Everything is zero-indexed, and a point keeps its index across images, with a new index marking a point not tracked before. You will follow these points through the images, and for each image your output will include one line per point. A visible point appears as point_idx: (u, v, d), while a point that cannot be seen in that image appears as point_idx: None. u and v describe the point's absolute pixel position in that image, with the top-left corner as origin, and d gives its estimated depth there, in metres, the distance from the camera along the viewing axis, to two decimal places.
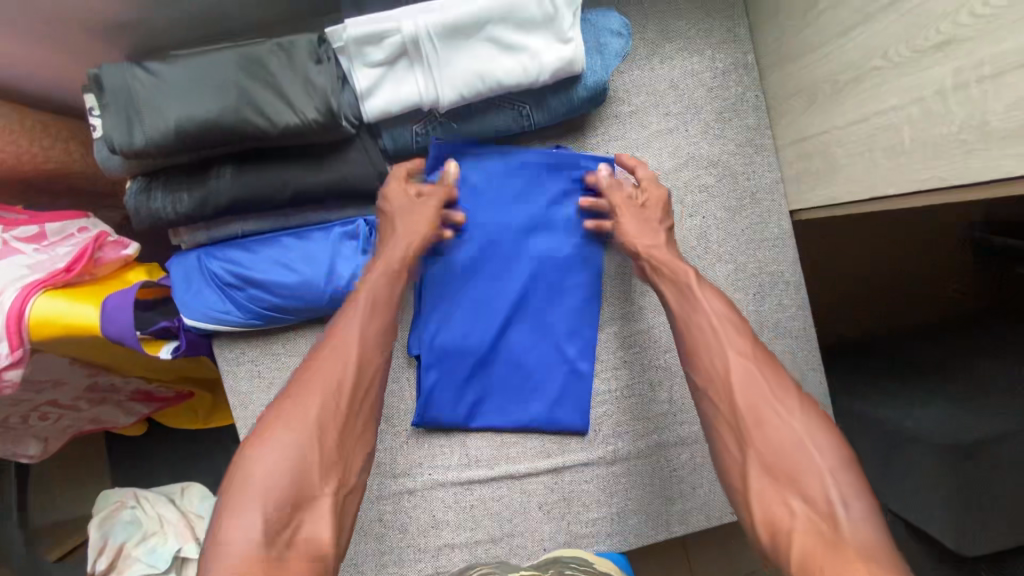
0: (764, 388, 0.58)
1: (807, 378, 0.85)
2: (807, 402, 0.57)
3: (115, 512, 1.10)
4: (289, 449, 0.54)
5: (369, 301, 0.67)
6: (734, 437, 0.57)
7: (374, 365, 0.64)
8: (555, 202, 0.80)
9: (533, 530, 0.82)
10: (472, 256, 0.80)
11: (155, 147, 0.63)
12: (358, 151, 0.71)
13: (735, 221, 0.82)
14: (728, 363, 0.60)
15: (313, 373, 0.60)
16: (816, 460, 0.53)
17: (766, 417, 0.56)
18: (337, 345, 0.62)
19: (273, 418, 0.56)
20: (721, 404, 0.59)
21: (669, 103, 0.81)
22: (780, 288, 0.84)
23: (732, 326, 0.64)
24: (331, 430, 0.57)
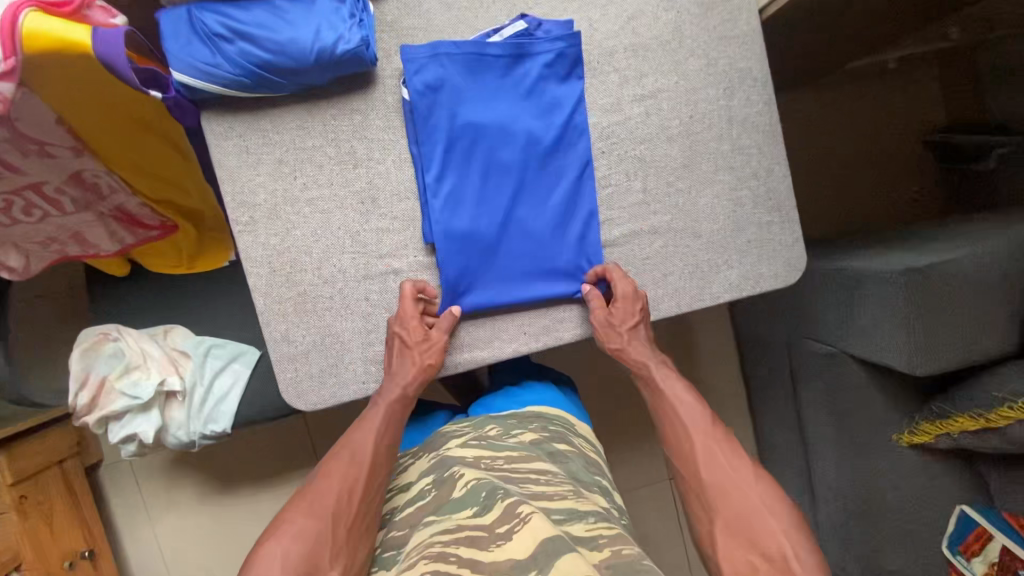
0: (721, 466, 0.72)
1: (773, 171, 0.90)
2: (762, 476, 0.71)
3: (98, 344, 1.10)
4: (309, 535, 0.67)
5: (384, 420, 0.81)
6: (700, 506, 0.70)
7: (382, 470, 0.77)
8: (533, 85, 0.86)
9: (513, 316, 0.88)
10: (469, 129, 0.85)
11: None
12: None
13: (707, 17, 0.87)
14: (694, 448, 0.75)
15: (328, 482, 0.73)
16: (766, 520, 0.65)
17: (726, 491, 0.69)
18: (353, 454, 0.77)
19: (300, 509, 0.71)
20: (693, 483, 0.73)
21: None
22: (749, 84, 0.88)
23: (696, 414, 0.79)
24: (340, 522, 0.69)
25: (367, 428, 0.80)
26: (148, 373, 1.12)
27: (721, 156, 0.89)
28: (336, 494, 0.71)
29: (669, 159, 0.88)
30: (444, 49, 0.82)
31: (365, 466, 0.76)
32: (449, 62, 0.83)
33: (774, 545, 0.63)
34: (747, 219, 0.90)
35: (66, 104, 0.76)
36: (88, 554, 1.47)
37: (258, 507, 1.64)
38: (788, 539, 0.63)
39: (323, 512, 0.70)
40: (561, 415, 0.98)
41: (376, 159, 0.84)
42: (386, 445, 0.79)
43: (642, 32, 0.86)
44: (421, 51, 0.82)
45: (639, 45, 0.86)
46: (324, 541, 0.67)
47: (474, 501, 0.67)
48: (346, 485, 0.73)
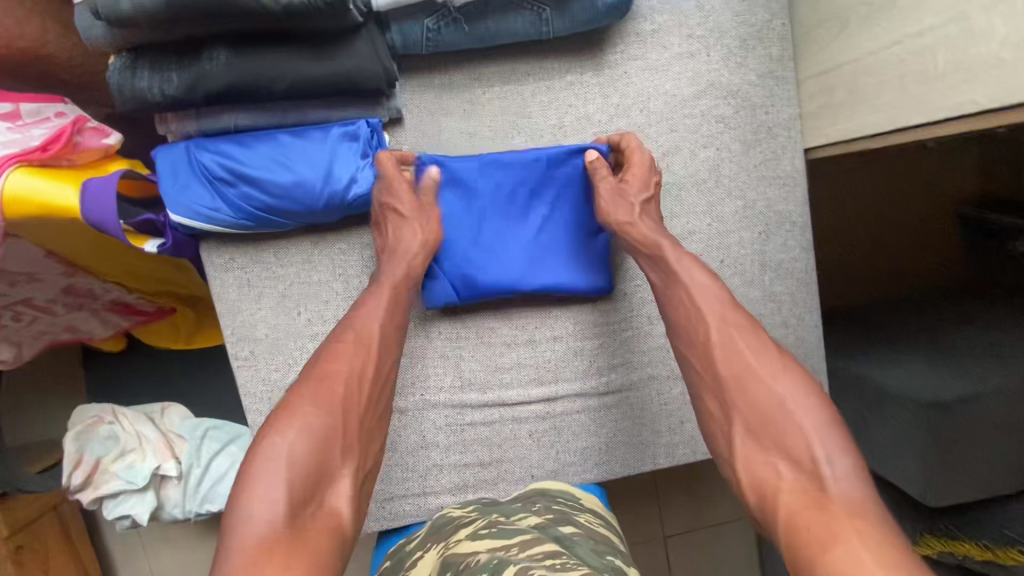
0: (744, 356, 0.65)
1: (804, 320, 0.84)
2: (792, 366, 0.65)
3: (93, 426, 1.09)
4: (317, 423, 0.61)
5: (393, 287, 0.73)
6: (718, 401, 0.65)
7: (393, 351, 0.71)
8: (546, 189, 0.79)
9: (522, 458, 0.84)
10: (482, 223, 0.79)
11: (145, 15, 0.58)
12: (363, 43, 0.66)
13: (748, 156, 0.80)
14: (708, 330, 0.68)
15: (338, 364, 0.66)
16: (801, 423, 0.60)
17: (746, 384, 0.63)
18: (360, 335, 0.69)
19: (303, 388, 0.64)
20: (708, 374, 0.67)
21: (693, 24, 0.77)
22: (786, 229, 0.82)
23: (709, 293, 0.70)
24: (354, 405, 0.65)
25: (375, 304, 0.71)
26: (144, 456, 1.10)
27: (751, 303, 0.83)
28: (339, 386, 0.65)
29: None
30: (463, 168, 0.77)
31: (376, 354, 0.69)
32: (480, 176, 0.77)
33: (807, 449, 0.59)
34: None
35: (59, 243, 0.72)
36: None
37: None
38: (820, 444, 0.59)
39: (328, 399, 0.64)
40: (567, 489, 0.82)
41: None
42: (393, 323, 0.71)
43: (676, 170, 0.80)
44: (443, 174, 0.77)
45: (672, 183, 0.80)
46: (334, 430, 0.62)
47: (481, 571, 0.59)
48: (356, 376, 0.67)
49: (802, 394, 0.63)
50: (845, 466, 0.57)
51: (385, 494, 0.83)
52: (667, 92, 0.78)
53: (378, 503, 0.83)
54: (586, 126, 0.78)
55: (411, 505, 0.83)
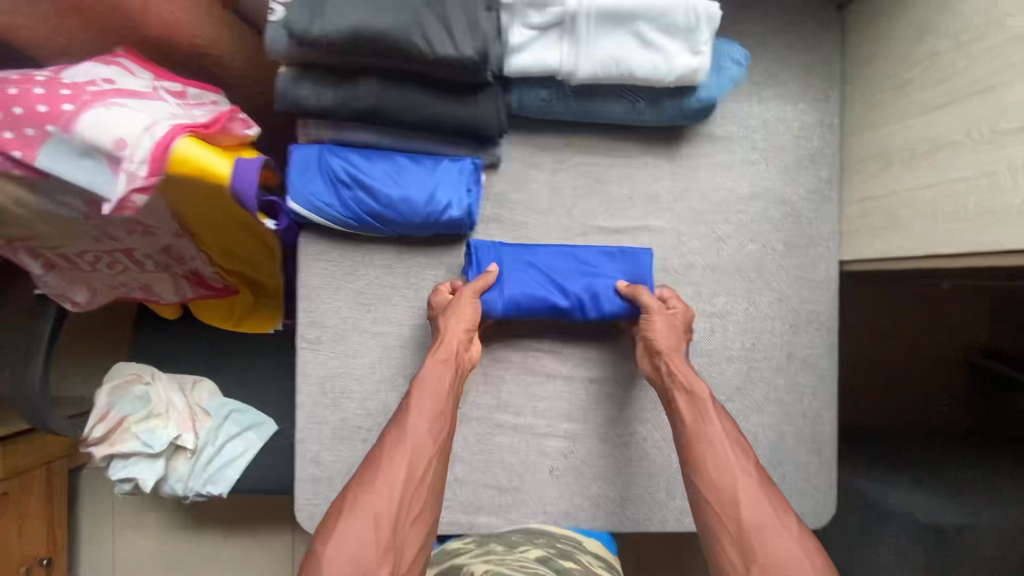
0: (764, 510, 0.66)
1: (821, 415, 0.90)
2: (805, 528, 0.66)
3: (129, 383, 1.15)
4: (358, 536, 0.62)
5: (433, 390, 0.76)
6: (737, 551, 0.64)
7: (431, 450, 0.71)
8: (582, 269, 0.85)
9: (538, 491, 0.88)
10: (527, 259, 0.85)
11: (328, 41, 0.70)
12: (488, 98, 0.78)
13: (789, 256, 0.90)
14: (733, 474, 0.69)
15: (390, 469, 0.68)
16: (810, 573, 0.61)
17: (766, 532, 0.64)
18: (398, 438, 0.71)
19: (351, 501, 0.65)
20: (727, 517, 0.67)
21: (756, 139, 0.90)
22: (814, 327, 0.91)
23: (735, 449, 0.72)
24: (388, 518, 0.64)
25: (424, 407, 0.74)
26: (166, 422, 1.15)
27: (774, 388, 0.90)
28: (379, 486, 0.66)
29: (724, 378, 0.89)
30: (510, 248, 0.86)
31: (415, 450, 0.70)
32: (530, 268, 0.85)
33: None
34: (784, 455, 0.90)
35: (183, 208, 0.82)
36: (44, 562, 1.49)
37: (220, 554, 1.66)
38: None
39: (373, 510, 0.64)
40: (564, 531, 0.89)
41: None
42: (431, 421, 0.73)
43: (724, 255, 0.89)
44: (493, 246, 0.85)
45: (720, 267, 0.89)
46: (368, 543, 0.62)
47: None
48: (394, 479, 0.67)
49: (819, 555, 0.63)
50: None
51: None
52: (726, 189, 0.90)
53: None
54: (653, 202, 0.89)
55: None
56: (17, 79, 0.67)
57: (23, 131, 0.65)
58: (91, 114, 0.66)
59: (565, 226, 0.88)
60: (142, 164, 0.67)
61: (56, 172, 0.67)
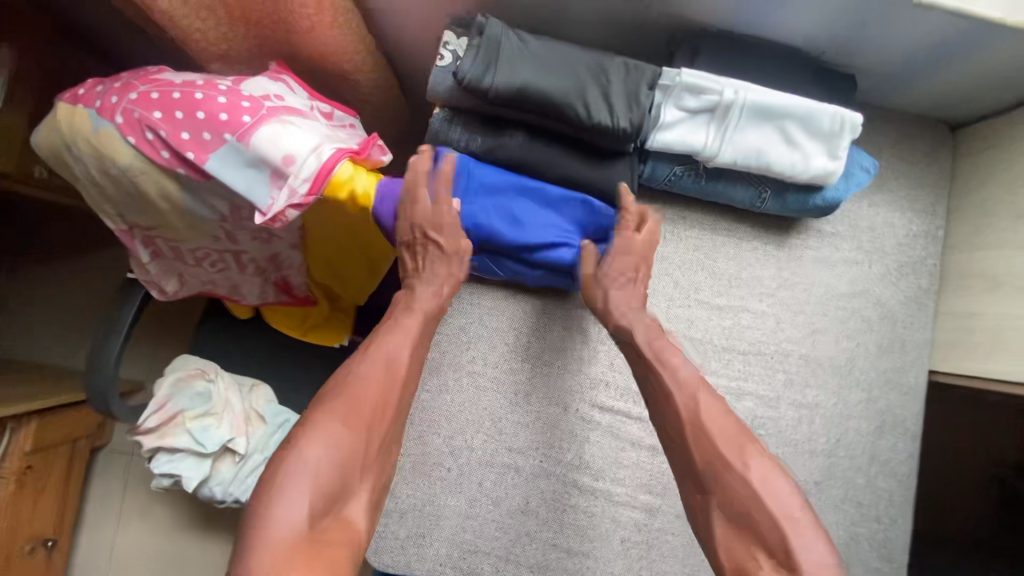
0: (710, 441, 0.68)
1: (896, 521, 0.90)
2: (763, 453, 0.67)
3: (192, 377, 1.13)
4: (342, 442, 0.63)
5: (416, 318, 0.76)
6: (699, 490, 0.68)
7: (410, 370, 0.74)
8: (543, 206, 0.81)
9: (607, 560, 0.86)
10: (487, 188, 0.80)
11: (495, 93, 0.73)
12: (624, 164, 0.81)
13: (881, 358, 0.92)
14: (685, 412, 0.71)
15: (361, 387, 0.68)
16: (767, 504, 0.62)
17: (720, 467, 0.66)
18: (379, 355, 0.72)
19: (328, 407, 0.66)
20: (688, 456, 0.69)
21: (862, 240, 0.92)
22: (898, 432, 0.91)
23: (694, 387, 0.73)
24: (370, 432, 0.67)
25: (403, 334, 0.74)
26: (219, 423, 1.14)
27: (853, 487, 0.90)
28: (357, 397, 0.67)
29: (806, 471, 0.89)
30: (476, 171, 0.80)
31: (393, 367, 0.72)
32: (488, 197, 0.80)
33: (775, 534, 0.60)
34: (857, 557, 0.89)
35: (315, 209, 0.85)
36: (48, 543, 1.44)
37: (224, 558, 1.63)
38: (796, 531, 0.60)
39: (356, 421, 0.66)
40: None
41: (543, 362, 0.88)
42: (414, 345, 0.75)
43: (820, 347, 0.91)
44: (462, 163, 0.80)
45: (813, 358, 0.91)
46: (354, 449, 0.64)
47: None
48: (377, 392, 0.69)
49: (783, 480, 0.64)
50: (824, 551, 0.59)
51: (472, 544, 0.86)
52: (829, 283, 0.92)
53: (463, 552, 0.86)
54: (756, 285, 0.91)
55: (489, 559, 0.86)
56: (203, 84, 0.70)
57: (201, 134, 0.67)
58: (268, 129, 0.68)
59: (670, 295, 0.90)
60: (306, 181, 0.69)
61: (220, 175, 0.68)
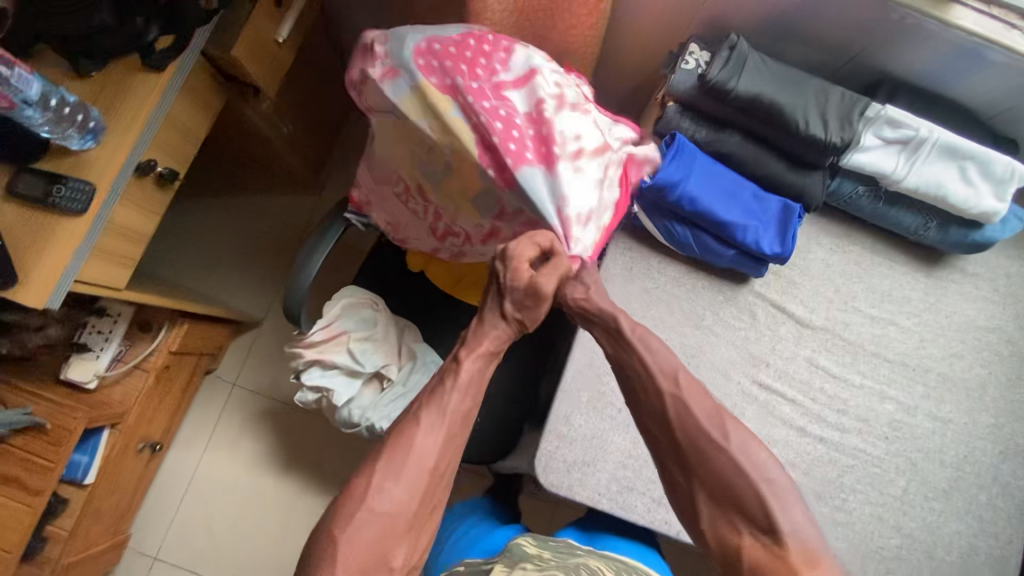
0: (695, 421, 0.69)
1: (1012, 541, 0.97)
2: (752, 441, 0.68)
3: (361, 304, 1.25)
4: (377, 526, 0.66)
5: (468, 381, 0.75)
6: (680, 465, 0.70)
7: (456, 442, 0.73)
8: (749, 197, 0.94)
9: None
10: (707, 172, 0.93)
11: (736, 95, 0.89)
12: (818, 176, 0.96)
13: (1010, 390, 1.02)
14: (662, 400, 0.72)
15: (405, 461, 0.69)
16: (755, 482, 0.65)
17: (702, 443, 0.68)
18: (429, 424, 0.71)
19: (371, 486, 0.68)
20: (667, 435, 0.71)
21: (1000, 284, 1.05)
22: (1019, 459, 1.00)
23: (662, 363, 0.74)
24: (405, 514, 0.68)
25: (449, 398, 0.73)
26: (377, 349, 1.25)
27: (977, 502, 0.98)
28: (397, 474, 0.68)
29: (935, 477, 0.98)
30: (700, 157, 0.94)
31: (438, 437, 0.71)
32: (708, 179, 0.93)
33: (760, 503, 0.63)
34: (974, 568, 0.96)
35: None
36: (155, 447, 1.51)
37: (297, 502, 1.68)
38: (778, 495, 0.64)
39: (394, 503, 0.67)
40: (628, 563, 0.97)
41: (714, 332, 1.00)
42: (463, 410, 0.73)
43: (956, 369, 1.02)
44: (691, 147, 0.93)
45: (949, 378, 1.01)
46: (388, 530, 0.66)
47: None
48: (417, 468, 0.69)
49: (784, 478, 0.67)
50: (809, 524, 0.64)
51: (630, 482, 0.94)
52: (967, 316, 1.04)
53: (622, 487, 0.94)
54: (904, 305, 1.03)
55: (642, 496, 0.94)
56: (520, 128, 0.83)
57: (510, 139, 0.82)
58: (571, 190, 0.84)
59: (830, 298, 1.02)
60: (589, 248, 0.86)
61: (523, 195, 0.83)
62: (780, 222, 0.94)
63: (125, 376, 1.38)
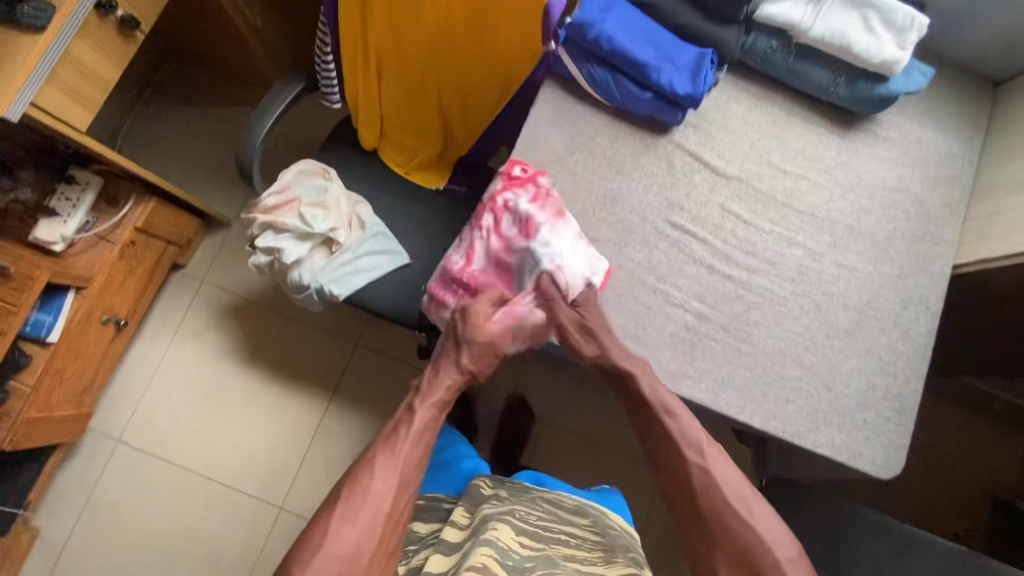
0: (721, 494, 0.82)
1: (910, 381, 1.02)
2: (766, 513, 0.80)
3: (315, 174, 1.33)
4: (341, 562, 0.72)
5: (422, 425, 0.88)
6: (700, 528, 0.82)
7: (410, 486, 0.83)
8: (664, 44, 1.01)
9: (656, 349, 0.99)
10: (624, 18, 1.01)
11: None
12: (732, 29, 1.03)
13: (915, 244, 1.08)
14: (687, 467, 0.85)
15: (366, 499, 0.78)
16: (774, 553, 0.77)
17: (713, 496, 0.82)
18: (386, 467, 0.81)
19: (332, 527, 0.75)
20: (696, 503, 0.83)
21: (910, 150, 1.11)
22: (920, 307, 1.05)
23: (688, 432, 0.87)
24: (367, 553, 0.75)
25: (409, 441, 0.85)
26: (327, 215, 1.30)
27: (877, 342, 1.03)
28: (354, 511, 0.76)
29: (836, 317, 1.04)
30: (619, 6, 1.01)
31: (398, 474, 0.81)
32: (626, 24, 1.00)
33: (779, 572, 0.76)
34: (873, 402, 1.01)
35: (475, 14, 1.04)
36: (120, 323, 1.59)
37: (258, 394, 1.74)
38: (783, 549, 0.78)
39: (357, 539, 0.74)
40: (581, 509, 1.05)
41: (634, 178, 1.05)
42: (419, 451, 0.85)
43: (864, 223, 1.08)
44: None
45: (856, 231, 1.07)
46: (351, 568, 0.73)
47: (504, 555, 0.81)
48: (380, 505, 0.78)
49: (785, 541, 0.78)
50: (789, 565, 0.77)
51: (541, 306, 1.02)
52: (878, 176, 1.10)
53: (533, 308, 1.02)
54: (817, 163, 1.09)
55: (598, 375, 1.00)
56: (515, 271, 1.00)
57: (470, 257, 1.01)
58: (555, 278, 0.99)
59: (745, 152, 1.08)
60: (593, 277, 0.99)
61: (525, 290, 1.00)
62: (692, 66, 1.00)
63: (91, 247, 1.45)
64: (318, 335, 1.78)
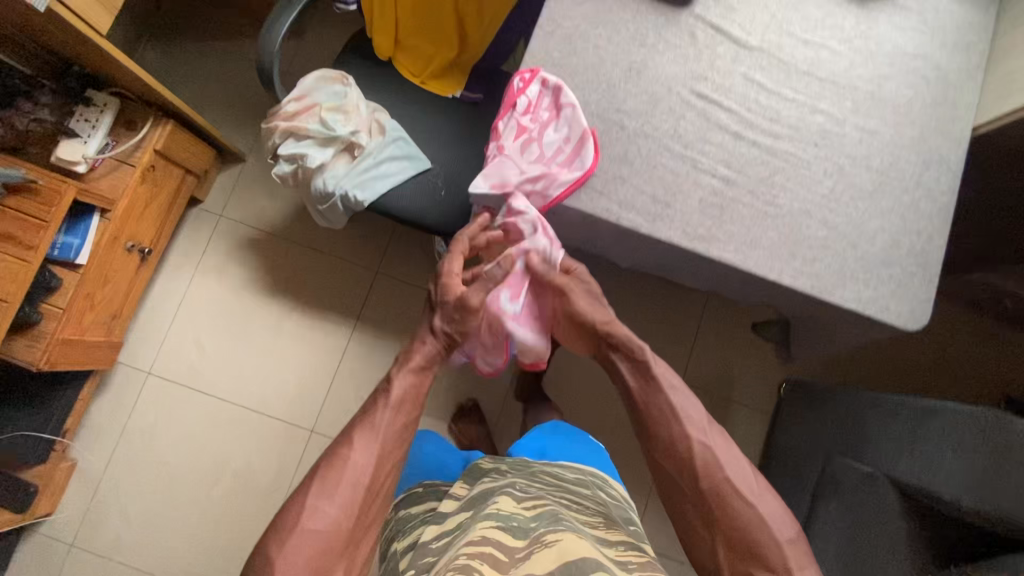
0: (720, 472, 0.83)
1: (933, 238, 1.05)
2: (760, 492, 0.83)
3: (334, 81, 1.34)
4: (320, 543, 0.74)
5: (402, 390, 0.89)
6: (697, 506, 0.84)
7: (391, 460, 0.84)
8: None
9: (684, 215, 1.02)
10: None
11: None
12: None
13: (935, 108, 1.09)
14: (682, 442, 0.86)
15: (344, 475, 0.79)
16: (763, 527, 0.80)
17: (715, 473, 0.84)
18: (362, 441, 0.82)
19: (310, 504, 0.76)
20: (692, 483, 0.85)
21: (928, 16, 1.12)
22: (941, 167, 1.07)
23: (685, 404, 0.90)
24: (345, 527, 0.77)
25: (386, 413, 0.86)
26: (349, 120, 1.31)
27: (900, 202, 1.05)
28: (332, 487, 0.78)
29: (860, 179, 1.05)
30: None
31: (375, 451, 0.82)
32: None
33: (777, 550, 0.79)
34: (897, 259, 1.04)
35: None
36: (144, 252, 1.60)
37: (282, 324, 1.76)
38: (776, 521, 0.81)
39: (332, 514, 0.76)
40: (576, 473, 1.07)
41: (657, 50, 1.06)
42: (397, 426, 0.86)
43: (885, 89, 1.09)
44: None
45: (877, 96, 1.08)
46: (330, 549, 0.75)
47: (504, 520, 0.80)
48: (360, 481, 0.80)
49: (771, 508, 0.82)
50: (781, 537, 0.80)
51: None
52: (897, 42, 1.10)
53: None
54: (836, 31, 1.10)
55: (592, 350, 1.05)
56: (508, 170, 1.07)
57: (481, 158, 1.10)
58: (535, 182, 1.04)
59: (766, 23, 1.09)
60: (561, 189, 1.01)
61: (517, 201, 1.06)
62: None
63: (113, 171, 1.44)
64: (337, 265, 1.80)
